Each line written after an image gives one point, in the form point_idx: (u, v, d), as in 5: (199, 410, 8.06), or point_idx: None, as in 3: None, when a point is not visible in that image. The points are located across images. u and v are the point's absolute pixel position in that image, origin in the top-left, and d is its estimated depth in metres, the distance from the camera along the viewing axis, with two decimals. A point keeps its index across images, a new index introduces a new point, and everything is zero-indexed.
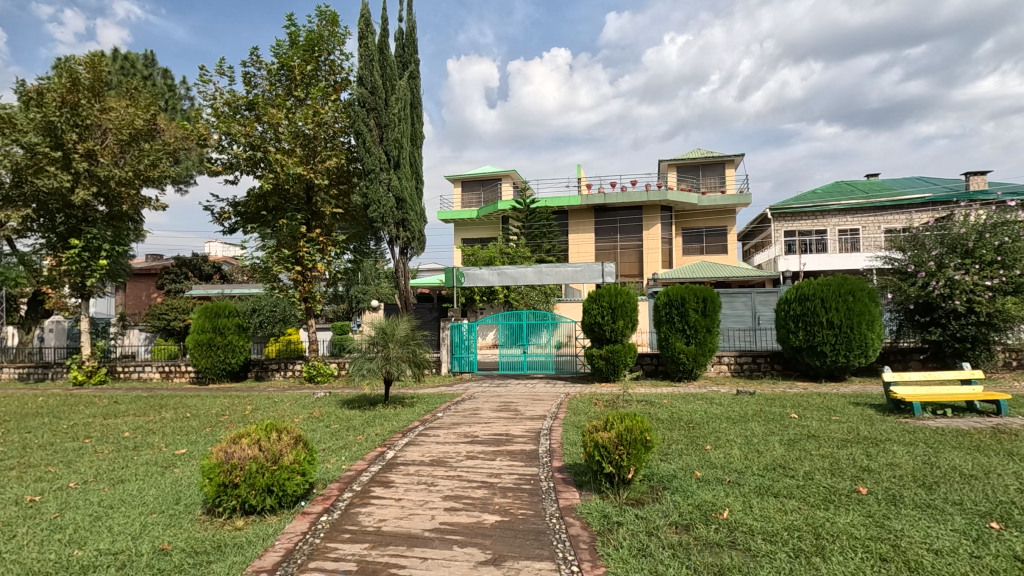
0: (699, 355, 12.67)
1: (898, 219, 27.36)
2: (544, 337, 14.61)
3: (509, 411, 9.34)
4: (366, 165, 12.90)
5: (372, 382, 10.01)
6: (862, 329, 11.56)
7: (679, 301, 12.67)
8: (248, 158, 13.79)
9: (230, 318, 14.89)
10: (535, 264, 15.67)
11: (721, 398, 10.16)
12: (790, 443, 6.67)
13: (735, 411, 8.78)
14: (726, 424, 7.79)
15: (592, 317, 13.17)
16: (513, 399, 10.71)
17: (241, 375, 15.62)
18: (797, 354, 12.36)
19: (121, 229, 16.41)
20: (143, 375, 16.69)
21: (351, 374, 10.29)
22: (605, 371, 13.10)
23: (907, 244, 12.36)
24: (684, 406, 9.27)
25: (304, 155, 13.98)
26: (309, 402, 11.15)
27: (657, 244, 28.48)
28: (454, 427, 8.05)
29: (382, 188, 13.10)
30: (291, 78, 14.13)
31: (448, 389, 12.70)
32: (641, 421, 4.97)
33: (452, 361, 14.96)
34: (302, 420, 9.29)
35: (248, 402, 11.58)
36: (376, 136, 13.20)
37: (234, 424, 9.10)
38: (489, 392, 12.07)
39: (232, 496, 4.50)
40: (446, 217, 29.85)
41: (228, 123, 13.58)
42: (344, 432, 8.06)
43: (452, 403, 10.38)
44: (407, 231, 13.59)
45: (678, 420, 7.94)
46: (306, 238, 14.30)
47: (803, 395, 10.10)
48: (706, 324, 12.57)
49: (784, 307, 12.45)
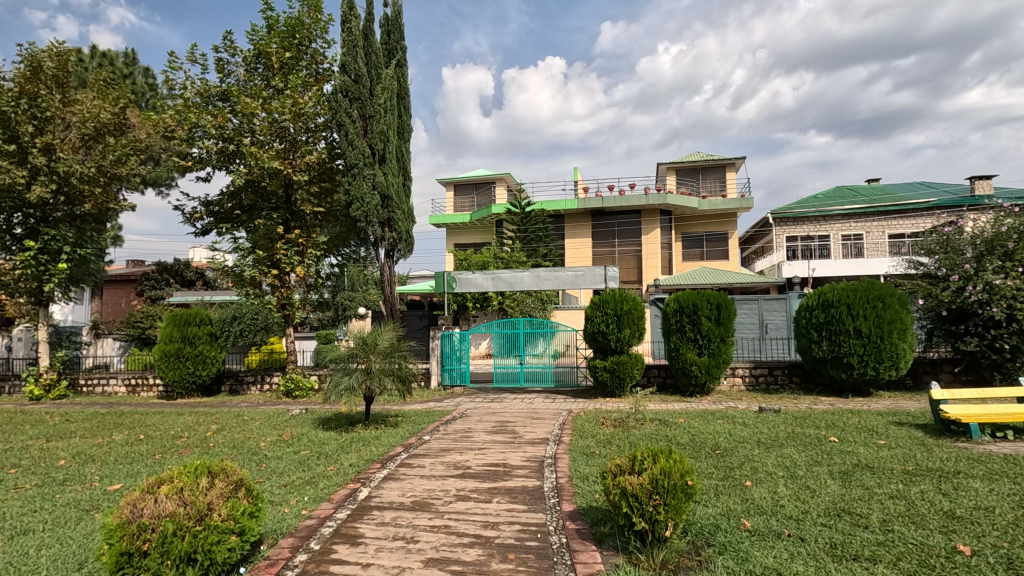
0: (713, 367, 11.59)
1: (903, 224, 26.55)
2: (541, 346, 13.51)
3: (506, 433, 8.22)
4: (348, 159, 11.75)
5: (351, 400, 8.85)
6: (893, 338, 10.52)
7: (691, 308, 11.65)
8: (220, 151, 12.66)
9: (201, 326, 13.69)
10: (532, 268, 14.59)
11: (742, 417, 9.09)
12: (843, 477, 5.59)
13: (765, 433, 7.71)
14: (758, 451, 6.71)
15: (596, 325, 12.09)
16: (510, 417, 9.58)
17: (214, 389, 14.41)
18: (819, 366, 11.31)
19: (85, 230, 15.25)
20: (108, 389, 15.45)
21: (326, 391, 9.12)
22: (610, 385, 12.00)
23: (938, 246, 11.42)
24: (704, 427, 8.20)
25: (283, 149, 12.90)
26: (281, 421, 9.96)
27: (656, 249, 27.51)
28: (441, 455, 6.90)
29: (366, 184, 11.97)
30: (269, 67, 13.15)
31: (437, 405, 11.56)
32: (682, 459, 3.88)
33: (443, 373, 13.81)
34: (269, 442, 8.12)
35: (215, 421, 10.39)
36: (360, 128, 12.09)
37: (190, 449, 7.92)
38: (483, 408, 10.92)
39: (139, 570, 3.35)
40: (437, 222, 28.75)
41: (198, 113, 12.44)
42: (313, 461, 6.89)
43: (442, 423, 9.24)
44: (393, 232, 12.48)
45: (704, 447, 6.86)
46: (283, 239, 13.21)
47: (834, 414, 9.04)
48: (720, 333, 11.53)
49: (804, 314, 11.43)
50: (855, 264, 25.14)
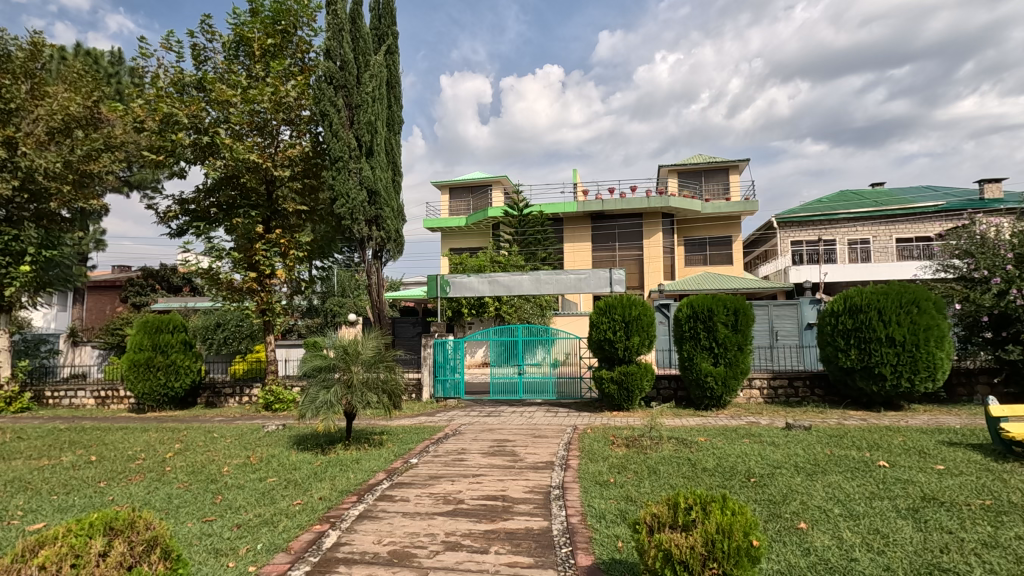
0: (730, 378, 10.60)
1: (911, 229, 25.80)
2: (540, 354, 12.52)
3: (504, 455, 7.22)
4: (332, 151, 10.86)
5: (328, 418, 7.81)
6: (930, 347, 9.57)
7: (705, 313, 10.71)
8: (195, 145, 11.43)
9: (174, 334, 12.67)
10: (532, 271, 13.62)
11: (769, 435, 8.10)
12: (913, 514, 4.62)
13: (804, 457, 6.72)
14: (801, 480, 5.71)
15: (601, 332, 11.09)
16: (508, 436, 8.57)
17: (189, 402, 13.35)
18: (846, 378, 10.37)
19: (53, 231, 14.26)
20: (75, 402, 14.43)
21: (302, 408, 8.07)
22: (617, 399, 11.02)
23: (974, 247, 10.56)
24: (731, 448, 7.21)
25: (261, 141, 11.91)
26: (254, 440, 8.93)
27: (659, 254, 26.58)
28: (428, 485, 5.89)
29: (352, 179, 10.98)
30: (250, 55, 12.09)
31: (428, 420, 10.57)
32: (741, 509, 2.91)
33: (435, 384, 12.79)
34: (233, 467, 7.10)
35: (182, 439, 9.36)
36: (346, 118, 11.14)
37: (141, 475, 6.87)
38: (478, 424, 9.93)
39: None
40: (432, 226, 27.79)
41: (169, 102, 11.31)
42: (279, 491, 5.88)
43: (432, 442, 8.24)
44: (382, 231, 11.45)
45: (737, 475, 5.88)
46: (263, 239, 12.23)
47: (872, 432, 8.06)
48: (738, 341, 10.57)
49: (829, 320, 10.47)
50: (868, 269, 24.30)
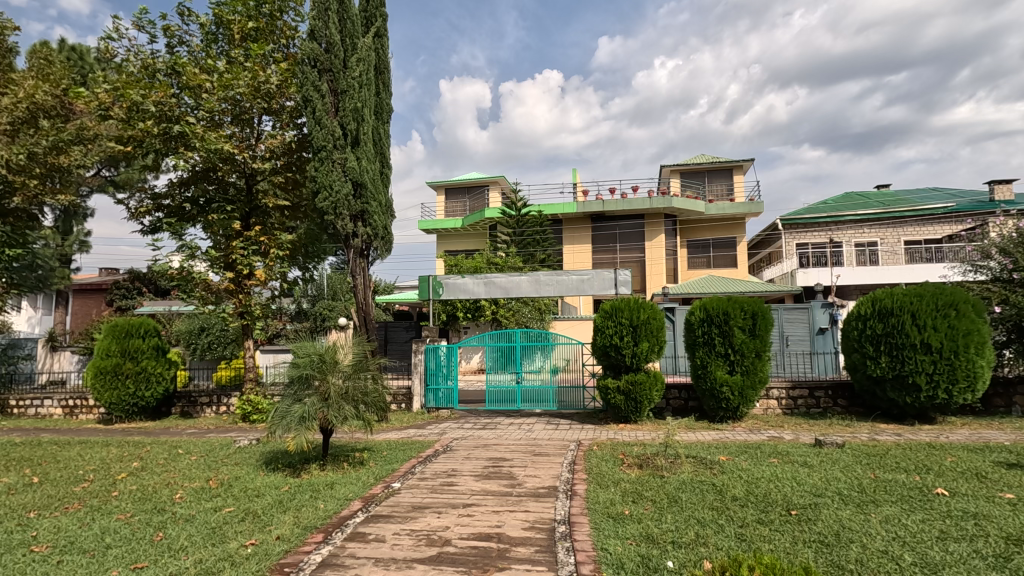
0: (748, 388, 9.72)
1: (920, 231, 25.00)
2: (538, 361, 11.63)
3: (500, 479, 6.31)
4: (314, 141, 10.05)
5: (300, 437, 6.86)
6: (970, 354, 8.70)
7: (721, 317, 9.83)
8: (163, 133, 10.46)
9: (146, 339, 11.75)
10: (531, 271, 12.75)
11: (799, 453, 7.19)
12: (1006, 564, 3.73)
13: (846, 483, 5.81)
14: (855, 515, 4.81)
15: (607, 337, 10.20)
16: (504, 454, 7.66)
17: (162, 412, 12.43)
18: (874, 388, 9.50)
19: (18, 227, 13.44)
20: (41, 412, 13.52)
21: (272, 423, 7.12)
22: (624, 410, 10.13)
23: (1010, 243, 9.82)
24: (760, 470, 6.31)
25: (238, 132, 10.97)
26: (221, 457, 8.01)
27: (661, 256, 25.72)
28: (409, 519, 4.97)
29: (335, 170, 10.06)
30: (229, 38, 10.98)
31: (417, 434, 9.66)
32: None
33: (426, 394, 11.88)
34: (188, 493, 6.17)
35: (143, 456, 8.44)
36: (330, 105, 10.24)
37: (80, 503, 5.93)
38: (473, 439, 9.01)
39: None
40: (427, 227, 26.94)
41: (137, 87, 10.34)
42: (233, 526, 4.96)
43: (420, 461, 7.33)
44: (368, 227, 10.40)
45: (774, 506, 4.99)
46: (242, 237, 11.35)
47: (915, 450, 7.15)
48: (755, 347, 9.69)
49: (855, 324, 9.62)
50: (880, 273, 23.42)
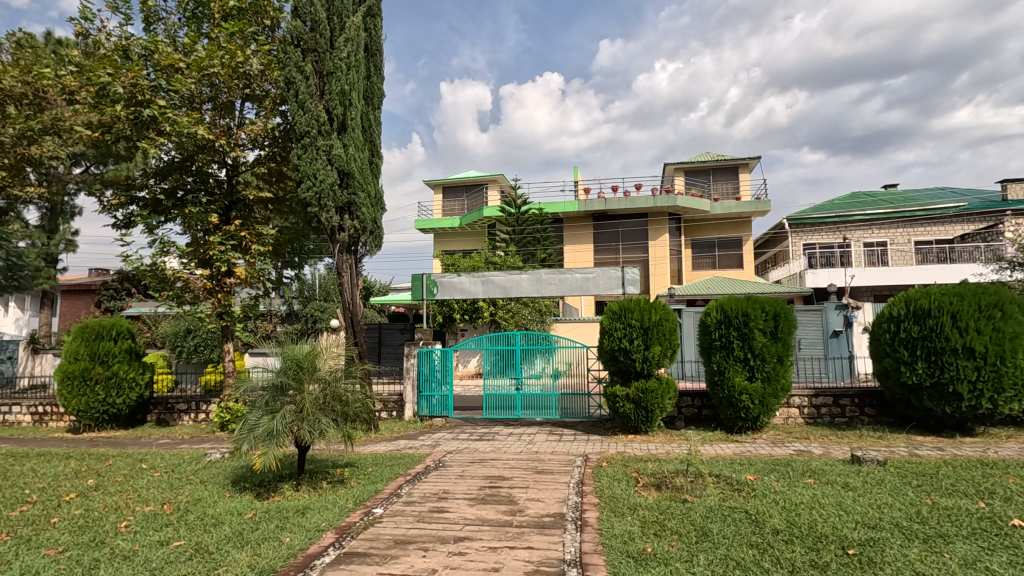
0: (769, 396, 8.90)
1: (933, 231, 24.19)
2: (539, 366, 10.80)
3: (498, 504, 5.48)
4: (297, 126, 9.22)
5: (269, 455, 5.98)
6: (1018, 360, 7.87)
7: (739, 319, 9.01)
8: (133, 117, 9.55)
9: (119, 341, 10.93)
10: (532, 270, 11.92)
11: (837, 472, 6.35)
12: None
13: (900, 511, 4.99)
14: (928, 556, 3.98)
15: (615, 340, 9.37)
16: (503, 471, 6.83)
17: (136, 420, 11.59)
18: (909, 396, 8.68)
19: None
20: (10, 419, 12.66)
21: (238, 440, 6.22)
22: (634, 420, 9.31)
23: None
24: (799, 494, 5.49)
25: (216, 118, 10.14)
26: (187, 474, 7.16)
27: (665, 256, 24.89)
28: (389, 560, 4.14)
29: (320, 158, 9.24)
30: (209, 16, 10.11)
31: (407, 446, 8.81)
32: None
33: (419, 402, 11.05)
34: (137, 520, 5.33)
35: (103, 471, 7.60)
36: (315, 87, 9.39)
37: (8, 534, 5.07)
38: (468, 452, 8.17)
39: None
40: (424, 226, 26.12)
41: (105, 67, 9.46)
42: (177, 568, 4.12)
43: (408, 480, 6.49)
44: (356, 220, 9.55)
45: (826, 544, 4.18)
46: (220, 232, 10.54)
47: (970, 468, 6.32)
48: (777, 351, 8.87)
49: (886, 326, 8.82)
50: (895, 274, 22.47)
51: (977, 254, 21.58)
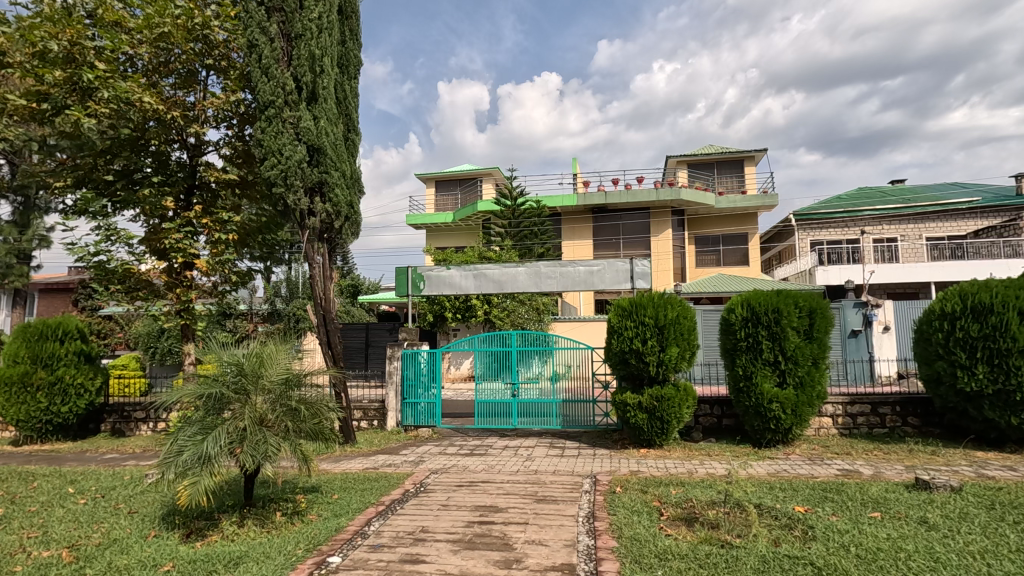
0: (802, 404, 7.74)
1: (947, 226, 23.05)
2: (536, 368, 9.66)
3: (489, 551, 4.29)
4: (260, 95, 8.03)
5: (196, 487, 4.71)
6: None
7: (769, 316, 7.86)
8: (70, 82, 8.28)
9: (66, 342, 9.68)
10: (529, 262, 10.74)
11: (907, 501, 5.18)
12: None
13: (1016, 564, 3.81)
14: None
15: (625, 341, 8.20)
16: (496, 499, 5.65)
17: (88, 430, 10.39)
18: (965, 405, 7.52)
19: None
20: None
21: (163, 466, 4.95)
22: (647, 432, 8.13)
23: None
24: (870, 538, 4.31)
25: (172, 89, 8.94)
26: (114, 503, 5.93)
27: (669, 252, 23.74)
28: None
29: (286, 132, 8.06)
30: None
31: (385, 463, 7.61)
32: None
33: (403, 410, 9.87)
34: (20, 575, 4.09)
35: (19, 497, 6.37)
36: (280, 51, 8.18)
37: None
38: (456, 472, 6.97)
39: None
40: (416, 222, 24.92)
41: (38, 24, 8.22)
42: None
43: (379, 513, 5.29)
44: (328, 203, 8.35)
45: None
46: (177, 218, 9.34)
47: None
48: (811, 353, 7.76)
49: (937, 325, 7.65)
50: (920, 270, 20.86)
51: (996, 250, 20.44)
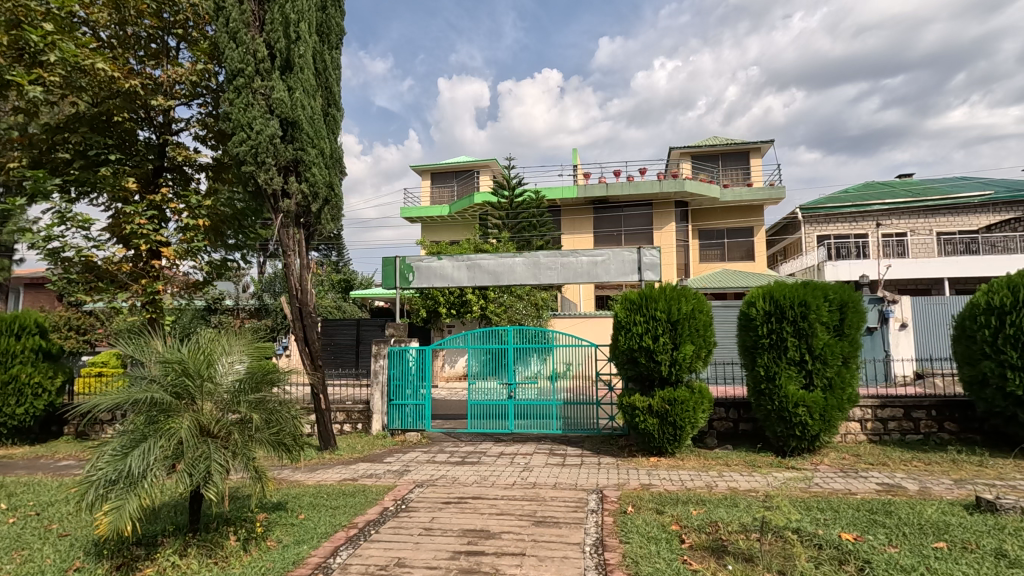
0: (832, 408, 6.92)
1: (959, 221, 22.23)
2: (534, 367, 8.84)
3: None
4: (228, 64, 7.21)
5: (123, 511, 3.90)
6: None
7: (794, 310, 7.04)
8: (15, 46, 7.46)
9: (22, 338, 8.88)
10: (527, 253, 9.93)
11: (975, 527, 4.35)
12: None
13: None
14: None
15: (634, 338, 7.39)
16: (488, 521, 4.84)
17: (49, 433, 9.57)
18: (1015, 410, 6.69)
19: None
20: None
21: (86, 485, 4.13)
22: (657, 439, 7.33)
23: None
24: None
25: (133, 59, 8.11)
26: (44, 525, 5.10)
27: (672, 246, 22.90)
28: None
29: (257, 104, 7.24)
30: None
31: (365, 472, 6.80)
32: None
33: (389, 411, 9.07)
34: None
35: None
36: (251, 15, 7.36)
37: None
38: (443, 485, 6.15)
39: None
40: (411, 215, 24.09)
41: None
42: None
43: (348, 540, 4.46)
44: (304, 183, 7.53)
45: None
46: (142, 201, 8.53)
47: None
48: (842, 351, 6.97)
49: (983, 320, 6.85)
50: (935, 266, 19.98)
51: (1013, 245, 19.63)
